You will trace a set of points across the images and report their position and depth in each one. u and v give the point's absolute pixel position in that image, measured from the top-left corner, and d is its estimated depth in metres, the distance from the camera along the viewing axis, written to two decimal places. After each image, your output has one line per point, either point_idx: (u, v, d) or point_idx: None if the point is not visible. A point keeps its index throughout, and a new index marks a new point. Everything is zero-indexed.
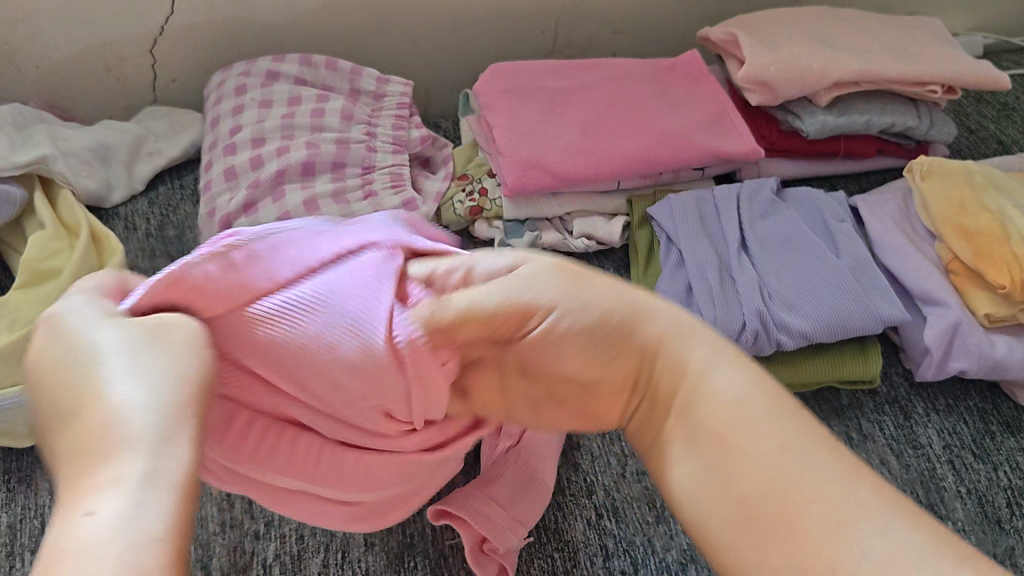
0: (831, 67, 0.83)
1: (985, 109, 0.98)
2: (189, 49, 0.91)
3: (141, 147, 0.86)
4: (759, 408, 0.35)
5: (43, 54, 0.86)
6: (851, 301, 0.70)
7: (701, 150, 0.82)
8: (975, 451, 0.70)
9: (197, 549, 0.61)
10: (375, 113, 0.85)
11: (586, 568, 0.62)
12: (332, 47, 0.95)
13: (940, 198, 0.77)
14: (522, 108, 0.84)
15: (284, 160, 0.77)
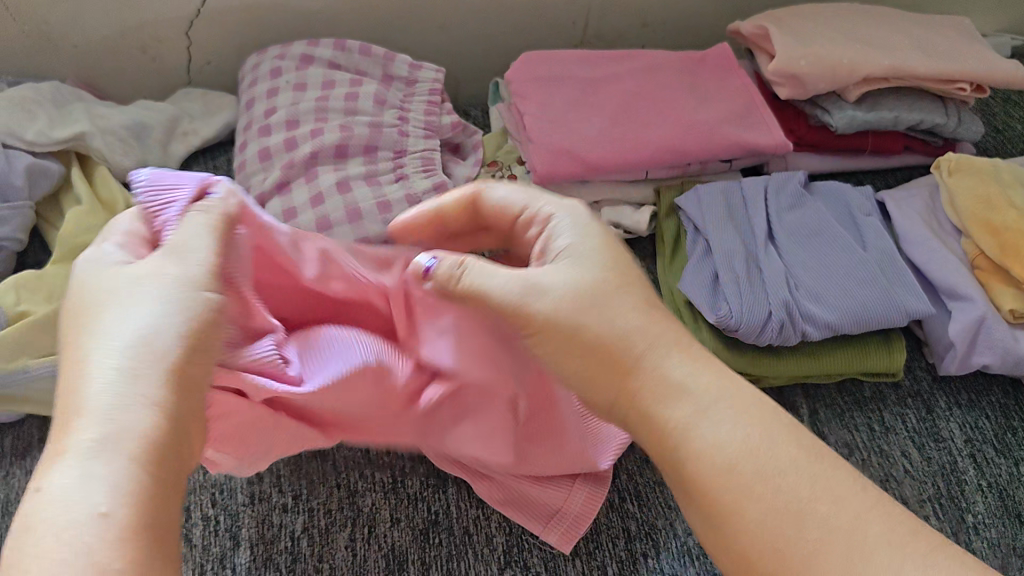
0: (862, 63, 0.83)
1: (1013, 109, 0.98)
2: (223, 32, 0.92)
3: (176, 127, 0.87)
4: (762, 461, 0.42)
5: (81, 34, 0.87)
6: (877, 294, 0.71)
7: (730, 141, 0.82)
8: (997, 446, 0.71)
9: (226, 519, 0.63)
10: (407, 98, 0.86)
11: (608, 550, 0.63)
12: (365, 33, 0.96)
13: (967, 194, 0.77)
14: (553, 97, 0.85)
15: (317, 142, 0.78)
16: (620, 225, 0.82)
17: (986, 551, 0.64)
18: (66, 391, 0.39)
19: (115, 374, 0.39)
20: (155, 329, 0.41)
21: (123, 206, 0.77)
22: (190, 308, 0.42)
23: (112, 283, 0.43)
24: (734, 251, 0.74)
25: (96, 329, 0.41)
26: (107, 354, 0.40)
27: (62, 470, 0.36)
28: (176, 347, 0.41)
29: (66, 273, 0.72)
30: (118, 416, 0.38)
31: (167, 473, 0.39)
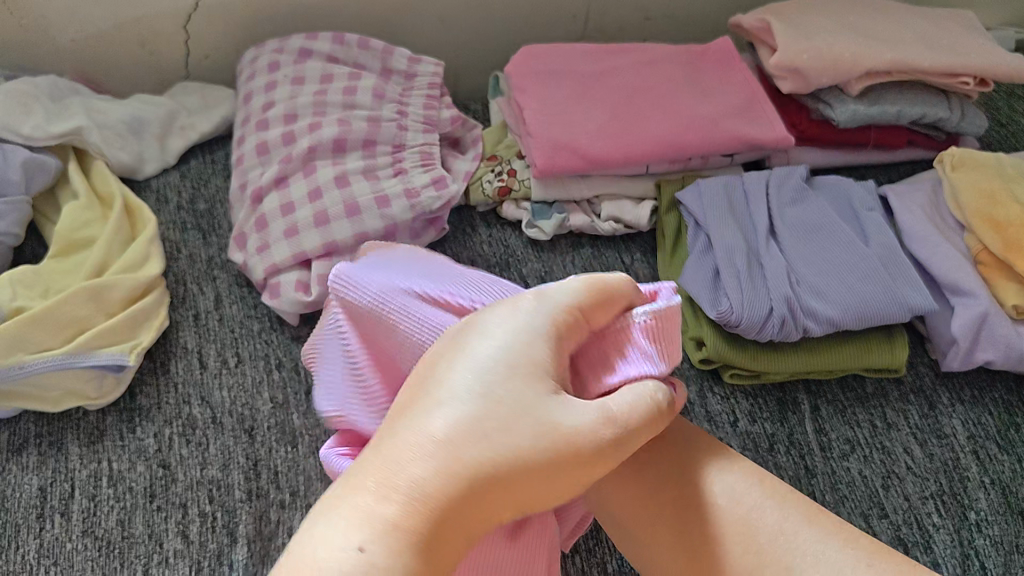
0: (864, 56, 0.82)
1: (1016, 103, 0.98)
2: (221, 26, 0.92)
3: (174, 121, 0.87)
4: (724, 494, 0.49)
5: (79, 28, 0.87)
6: (879, 289, 0.70)
7: (731, 136, 0.82)
8: (1000, 442, 0.70)
9: (223, 516, 0.63)
10: (406, 92, 0.85)
11: (606, 546, 0.63)
12: (364, 27, 0.96)
13: (970, 189, 0.76)
14: (553, 91, 0.84)
15: (316, 137, 0.78)
16: (620, 220, 0.81)
17: (988, 548, 0.64)
18: (406, 430, 0.38)
19: (457, 420, 0.38)
20: (493, 398, 0.39)
21: (121, 201, 0.77)
22: (528, 396, 0.39)
23: (510, 333, 0.41)
24: (735, 247, 0.74)
25: (459, 366, 0.40)
26: (466, 394, 0.39)
27: (377, 493, 0.35)
28: (527, 427, 0.38)
29: (62, 268, 0.72)
30: (431, 461, 0.36)
31: (449, 537, 0.36)
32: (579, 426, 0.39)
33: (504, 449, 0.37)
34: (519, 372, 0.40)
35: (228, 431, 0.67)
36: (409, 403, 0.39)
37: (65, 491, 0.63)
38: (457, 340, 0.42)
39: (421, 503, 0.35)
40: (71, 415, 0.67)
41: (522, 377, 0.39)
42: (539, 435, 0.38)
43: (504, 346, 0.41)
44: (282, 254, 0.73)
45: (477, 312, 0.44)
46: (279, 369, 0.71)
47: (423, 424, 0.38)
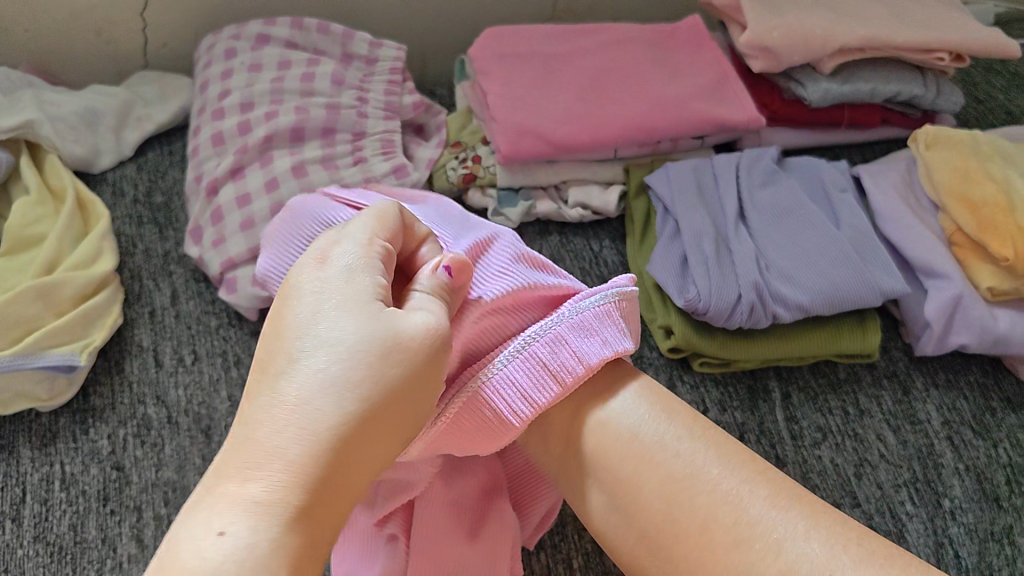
0: (836, 33, 0.80)
1: (994, 78, 0.96)
2: (179, 12, 0.89)
3: (130, 112, 0.85)
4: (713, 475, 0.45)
5: (31, 18, 0.84)
6: (850, 273, 0.69)
7: (700, 117, 0.80)
8: (975, 427, 0.69)
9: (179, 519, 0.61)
10: (367, 78, 0.83)
11: (572, 542, 0.61)
12: (326, 13, 0.94)
13: (944, 168, 0.75)
14: (517, 75, 0.82)
15: (272, 126, 0.75)
16: (587, 206, 0.79)
17: (962, 537, 0.62)
18: (270, 377, 0.39)
19: (313, 381, 0.38)
20: (346, 338, 0.39)
21: (74, 195, 0.75)
22: (367, 325, 0.39)
23: (319, 286, 0.41)
24: (703, 232, 0.72)
25: (301, 318, 0.40)
26: (317, 349, 0.39)
27: (264, 478, 0.36)
28: (370, 341, 0.39)
29: (12, 266, 0.70)
30: (295, 433, 0.37)
31: (319, 519, 0.36)
32: (407, 340, 0.39)
33: (355, 369, 0.38)
34: (346, 310, 0.40)
35: (184, 431, 0.65)
36: (269, 351, 0.40)
37: (15, 496, 0.61)
38: (295, 280, 0.42)
39: (303, 479, 0.36)
40: (24, 417, 0.65)
41: (368, 311, 0.40)
42: (397, 360, 0.39)
43: (338, 298, 0.40)
44: (237, 247, 0.71)
45: (312, 247, 0.44)
46: (237, 366, 0.69)
47: (288, 375, 0.38)
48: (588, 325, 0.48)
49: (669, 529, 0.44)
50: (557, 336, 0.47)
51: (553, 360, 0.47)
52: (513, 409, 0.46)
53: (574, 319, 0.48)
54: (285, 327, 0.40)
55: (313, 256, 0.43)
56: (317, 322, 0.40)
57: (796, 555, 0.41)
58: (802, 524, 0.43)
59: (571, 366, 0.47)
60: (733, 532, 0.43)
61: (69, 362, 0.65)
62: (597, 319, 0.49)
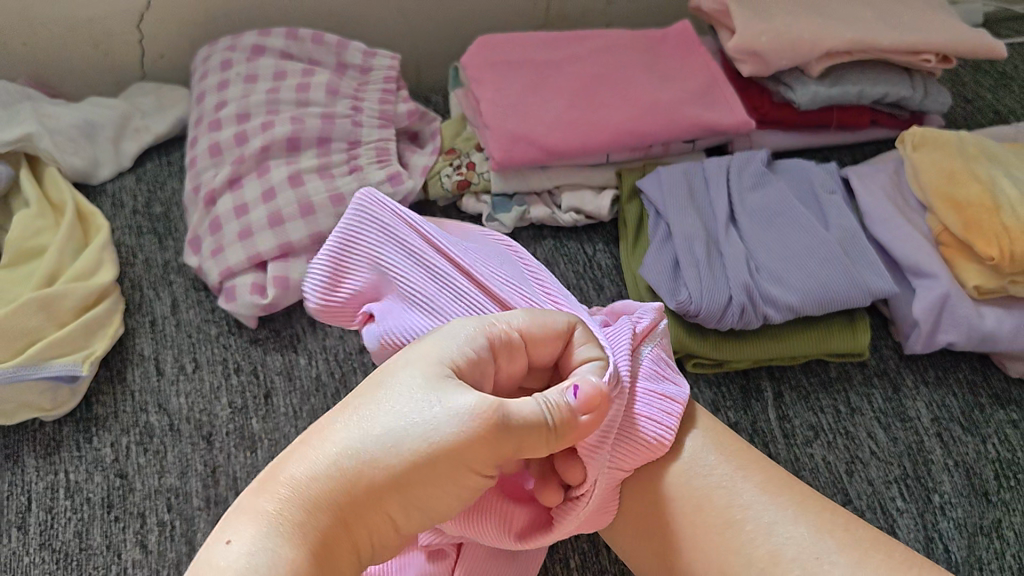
0: (822, 36, 0.81)
1: (982, 78, 0.97)
2: (176, 24, 0.91)
3: (128, 124, 0.86)
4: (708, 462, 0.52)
5: (29, 32, 0.86)
6: (838, 273, 0.70)
7: (690, 121, 0.81)
8: (964, 423, 0.70)
9: (182, 524, 0.62)
10: (361, 87, 0.84)
11: (569, 542, 0.62)
12: (321, 23, 0.95)
13: (931, 169, 0.76)
14: (509, 82, 0.83)
15: (268, 136, 0.77)
16: (580, 211, 0.80)
17: (952, 531, 0.63)
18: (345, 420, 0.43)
19: (350, 432, 0.42)
20: (426, 422, 0.41)
21: (73, 208, 0.76)
22: (443, 417, 0.41)
23: (416, 354, 0.44)
24: (694, 235, 0.73)
25: (394, 381, 0.43)
26: (372, 410, 0.42)
27: (278, 493, 0.41)
28: (446, 430, 0.41)
29: (13, 278, 0.71)
30: (316, 469, 0.41)
31: (329, 559, 0.40)
32: (446, 431, 0.41)
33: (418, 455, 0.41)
34: (414, 386, 0.42)
35: (186, 438, 0.66)
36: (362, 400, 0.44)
37: (21, 505, 0.62)
38: (413, 345, 0.45)
39: (306, 507, 0.40)
40: (28, 427, 0.66)
41: (428, 391, 0.42)
42: (426, 445, 0.41)
43: (419, 373, 0.43)
44: (236, 257, 0.72)
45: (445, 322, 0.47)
46: (237, 373, 0.70)
47: (358, 428, 0.42)
48: (658, 371, 0.52)
49: (671, 517, 0.52)
50: (648, 393, 0.51)
51: (656, 415, 0.51)
52: (658, 440, 0.51)
53: (648, 368, 0.52)
54: (382, 383, 0.43)
55: (442, 331, 0.46)
56: (407, 394, 0.42)
57: (783, 540, 0.48)
58: (791, 512, 0.49)
59: (673, 407, 0.52)
60: (727, 516, 0.50)
61: (72, 372, 0.66)
62: (660, 362, 0.53)
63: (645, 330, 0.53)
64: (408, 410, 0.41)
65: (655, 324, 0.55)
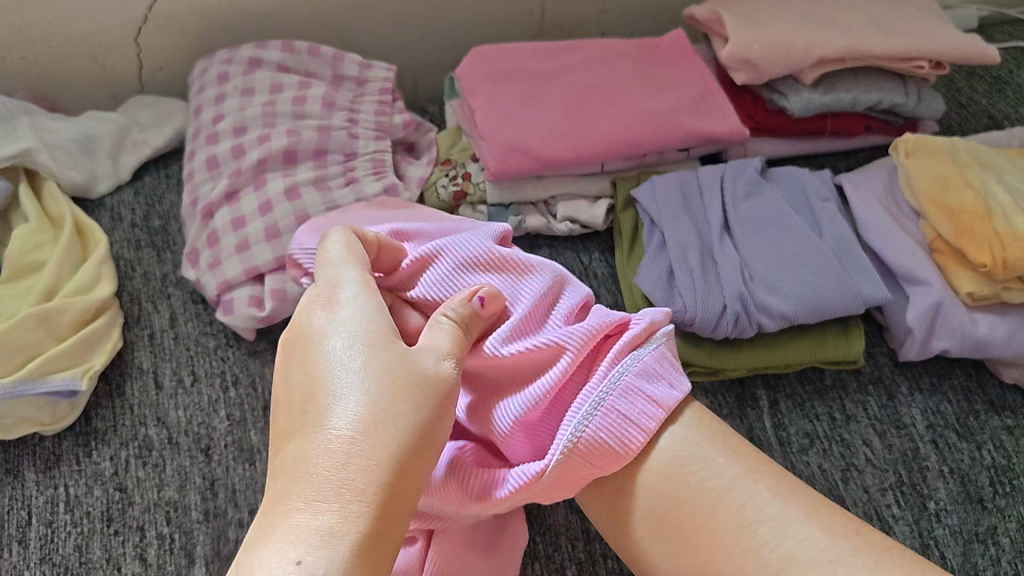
0: (815, 44, 0.82)
1: (976, 83, 0.97)
2: (173, 38, 0.91)
3: (126, 137, 0.87)
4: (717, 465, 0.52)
5: (27, 47, 0.86)
6: (832, 281, 0.70)
7: (684, 130, 0.81)
8: (959, 430, 0.70)
9: (181, 537, 0.63)
10: (357, 99, 0.85)
11: (566, 552, 0.63)
12: (317, 34, 0.95)
13: (924, 176, 0.76)
14: (504, 92, 0.83)
15: (265, 149, 0.77)
16: (576, 220, 0.81)
17: (947, 538, 0.64)
18: (309, 408, 0.45)
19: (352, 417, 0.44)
20: (380, 370, 0.45)
21: (71, 222, 0.77)
22: (398, 360, 0.46)
23: (345, 325, 0.47)
24: (688, 244, 0.74)
25: (324, 355, 0.46)
26: (349, 387, 0.45)
27: (328, 508, 0.41)
28: (409, 373, 0.46)
29: (12, 293, 0.71)
30: (349, 469, 0.42)
31: (384, 538, 0.42)
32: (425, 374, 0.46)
33: (397, 396, 0.45)
34: (374, 354, 0.46)
35: (184, 451, 0.67)
36: (299, 387, 0.46)
37: (22, 519, 0.63)
38: (309, 324, 0.48)
39: (365, 506, 0.41)
40: (28, 442, 0.67)
41: (388, 350, 0.46)
42: (421, 395, 0.45)
43: (362, 338, 0.47)
44: (233, 270, 0.73)
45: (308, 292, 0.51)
46: (235, 386, 0.71)
47: (333, 407, 0.44)
48: (652, 371, 0.52)
49: (681, 520, 0.51)
50: (628, 386, 0.51)
51: (631, 411, 0.51)
52: (631, 440, 0.51)
53: (638, 366, 0.52)
54: (318, 361, 0.46)
55: (323, 299, 0.49)
56: (351, 358, 0.46)
57: (797, 545, 0.48)
58: (803, 515, 0.50)
59: (651, 413, 0.51)
60: (743, 517, 0.50)
61: (71, 387, 0.67)
62: (659, 363, 0.53)
63: (640, 333, 0.53)
64: (377, 370, 0.45)
65: (656, 326, 0.54)
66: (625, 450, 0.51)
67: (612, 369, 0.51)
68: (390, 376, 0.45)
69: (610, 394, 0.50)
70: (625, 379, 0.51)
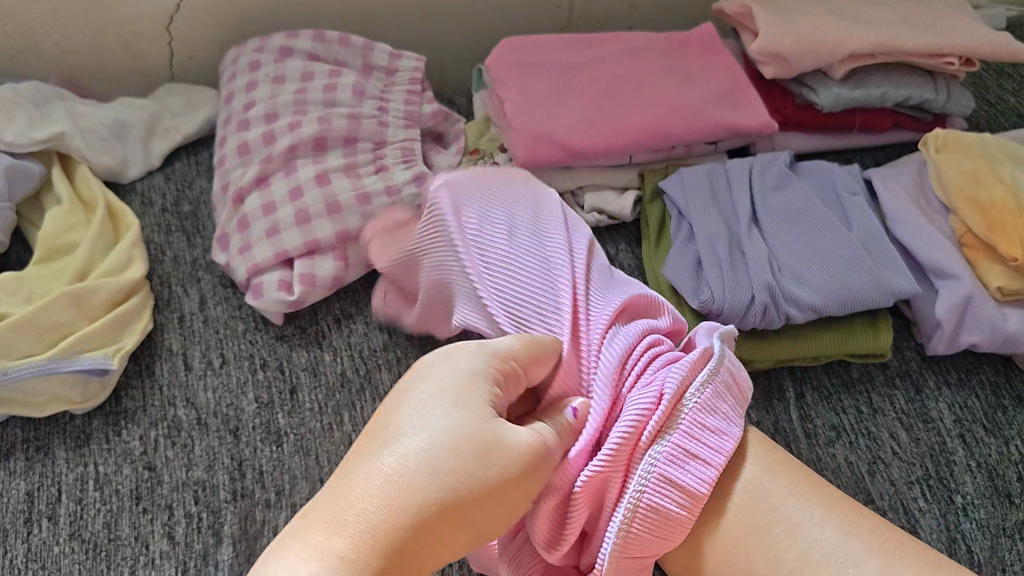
0: (846, 39, 0.82)
1: (1006, 82, 0.97)
2: (205, 28, 0.92)
3: (157, 124, 0.88)
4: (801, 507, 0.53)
5: (62, 32, 0.87)
6: (862, 273, 0.70)
7: (713, 123, 0.81)
8: (987, 425, 0.70)
9: (209, 516, 0.63)
10: (387, 89, 0.85)
11: None
12: (347, 25, 0.96)
13: (954, 170, 0.76)
14: (534, 83, 0.84)
15: (296, 136, 0.78)
16: (604, 211, 0.81)
17: (974, 532, 0.63)
18: (375, 444, 0.47)
19: (405, 462, 0.46)
20: (455, 438, 0.47)
21: (104, 206, 0.77)
22: (479, 430, 0.47)
23: (450, 379, 0.50)
24: (716, 235, 0.74)
25: (414, 411, 0.48)
26: (420, 437, 0.47)
27: (349, 537, 0.43)
28: (483, 455, 0.47)
29: (45, 274, 0.72)
30: (382, 502, 0.45)
31: None
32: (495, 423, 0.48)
33: (455, 480, 0.46)
34: (456, 410, 0.48)
35: (213, 432, 0.67)
36: (383, 426, 0.49)
37: (52, 495, 0.63)
38: (418, 382, 0.51)
39: (377, 538, 0.44)
40: (58, 420, 0.67)
41: (471, 415, 0.48)
42: (481, 472, 0.46)
43: (451, 388, 0.49)
44: (264, 254, 0.73)
45: (437, 353, 0.53)
46: (263, 369, 0.71)
47: (400, 457, 0.46)
48: (681, 454, 0.51)
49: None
50: (658, 479, 0.50)
51: (666, 501, 0.51)
52: (681, 507, 0.51)
53: (665, 453, 0.51)
54: (406, 415, 0.48)
55: (429, 369, 0.51)
56: (433, 426, 0.47)
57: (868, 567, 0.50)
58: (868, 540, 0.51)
59: (687, 501, 0.51)
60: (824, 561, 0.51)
61: (104, 366, 0.67)
62: (688, 441, 0.52)
63: (677, 394, 0.52)
64: (454, 433, 0.47)
65: (689, 381, 0.53)
66: (670, 532, 0.51)
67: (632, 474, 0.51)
68: (452, 456, 0.46)
69: (643, 493, 0.50)
70: (656, 470, 0.50)
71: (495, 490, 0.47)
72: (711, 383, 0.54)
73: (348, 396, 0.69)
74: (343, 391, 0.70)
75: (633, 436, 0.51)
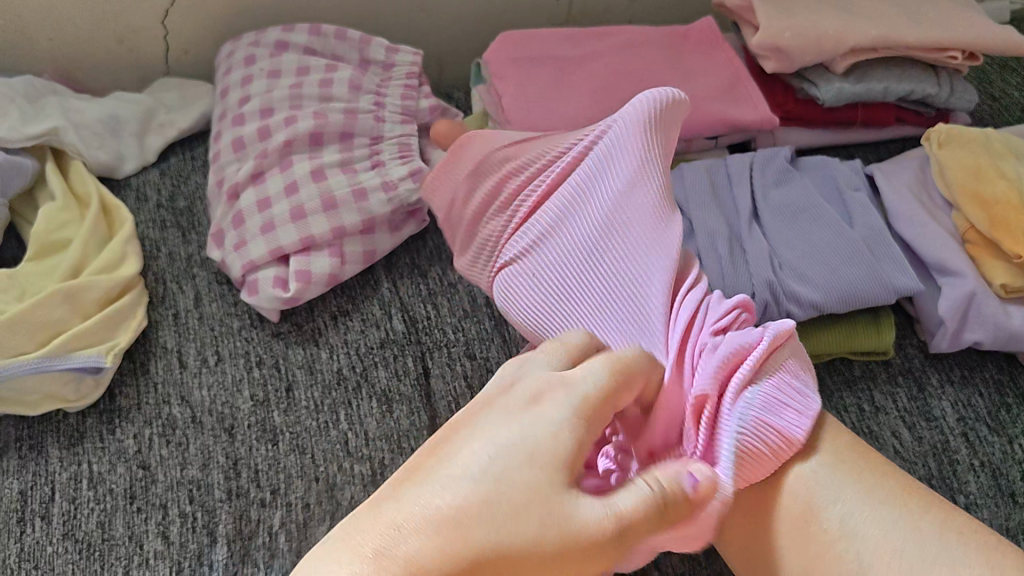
0: (847, 33, 0.81)
1: (1009, 75, 0.96)
2: (201, 22, 0.91)
3: (153, 119, 0.87)
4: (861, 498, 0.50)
5: (56, 26, 0.86)
6: (864, 271, 0.69)
7: (713, 117, 0.81)
8: (990, 424, 0.69)
9: (204, 516, 0.62)
10: (384, 83, 0.84)
11: None
12: (344, 18, 0.95)
13: (958, 165, 0.75)
14: (532, 78, 0.83)
15: (292, 131, 0.77)
16: None
17: None
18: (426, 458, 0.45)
19: (461, 479, 0.42)
20: (510, 446, 0.43)
21: (98, 201, 0.77)
22: (540, 436, 0.43)
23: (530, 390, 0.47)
24: (717, 232, 0.73)
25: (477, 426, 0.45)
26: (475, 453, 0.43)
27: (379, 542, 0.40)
28: (537, 466, 0.42)
29: (38, 271, 0.72)
30: (426, 516, 0.41)
31: None
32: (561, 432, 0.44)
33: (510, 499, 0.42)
34: (513, 424, 0.44)
35: (208, 430, 0.66)
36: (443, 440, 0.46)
37: (45, 494, 0.62)
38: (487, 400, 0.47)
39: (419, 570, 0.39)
40: (51, 418, 0.67)
41: (534, 420, 0.44)
42: (529, 484, 0.42)
43: (520, 399, 0.46)
44: (258, 251, 0.73)
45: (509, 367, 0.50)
46: (259, 367, 0.70)
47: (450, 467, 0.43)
48: (774, 399, 0.51)
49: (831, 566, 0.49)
50: (747, 414, 0.50)
51: (752, 437, 0.50)
52: (768, 449, 0.50)
53: (760, 398, 0.50)
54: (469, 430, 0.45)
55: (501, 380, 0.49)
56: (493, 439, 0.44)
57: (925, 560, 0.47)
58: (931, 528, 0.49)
59: (774, 441, 0.50)
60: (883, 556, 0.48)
61: (98, 363, 0.67)
62: (781, 389, 0.51)
63: (774, 338, 0.52)
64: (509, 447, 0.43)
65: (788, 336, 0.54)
66: (754, 468, 0.50)
67: (727, 398, 0.51)
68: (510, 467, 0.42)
69: (741, 434, 0.50)
70: (744, 406, 0.50)
71: (544, 503, 0.42)
72: (793, 351, 0.54)
73: (345, 394, 0.69)
74: (339, 389, 0.69)
75: (730, 362, 0.51)
